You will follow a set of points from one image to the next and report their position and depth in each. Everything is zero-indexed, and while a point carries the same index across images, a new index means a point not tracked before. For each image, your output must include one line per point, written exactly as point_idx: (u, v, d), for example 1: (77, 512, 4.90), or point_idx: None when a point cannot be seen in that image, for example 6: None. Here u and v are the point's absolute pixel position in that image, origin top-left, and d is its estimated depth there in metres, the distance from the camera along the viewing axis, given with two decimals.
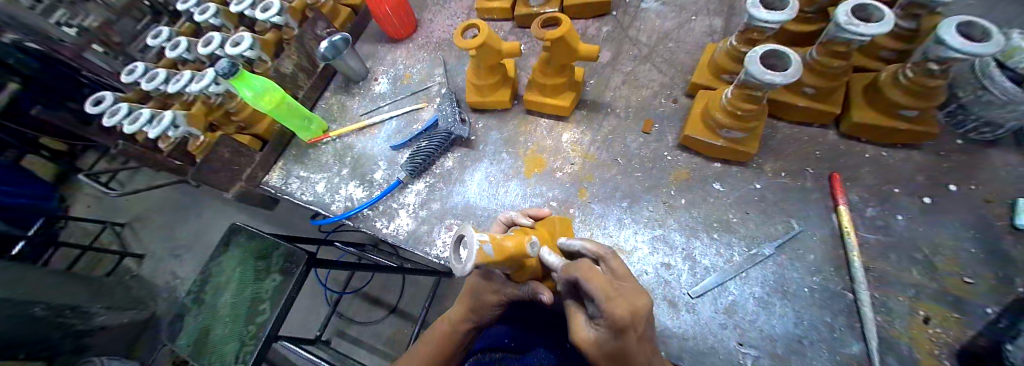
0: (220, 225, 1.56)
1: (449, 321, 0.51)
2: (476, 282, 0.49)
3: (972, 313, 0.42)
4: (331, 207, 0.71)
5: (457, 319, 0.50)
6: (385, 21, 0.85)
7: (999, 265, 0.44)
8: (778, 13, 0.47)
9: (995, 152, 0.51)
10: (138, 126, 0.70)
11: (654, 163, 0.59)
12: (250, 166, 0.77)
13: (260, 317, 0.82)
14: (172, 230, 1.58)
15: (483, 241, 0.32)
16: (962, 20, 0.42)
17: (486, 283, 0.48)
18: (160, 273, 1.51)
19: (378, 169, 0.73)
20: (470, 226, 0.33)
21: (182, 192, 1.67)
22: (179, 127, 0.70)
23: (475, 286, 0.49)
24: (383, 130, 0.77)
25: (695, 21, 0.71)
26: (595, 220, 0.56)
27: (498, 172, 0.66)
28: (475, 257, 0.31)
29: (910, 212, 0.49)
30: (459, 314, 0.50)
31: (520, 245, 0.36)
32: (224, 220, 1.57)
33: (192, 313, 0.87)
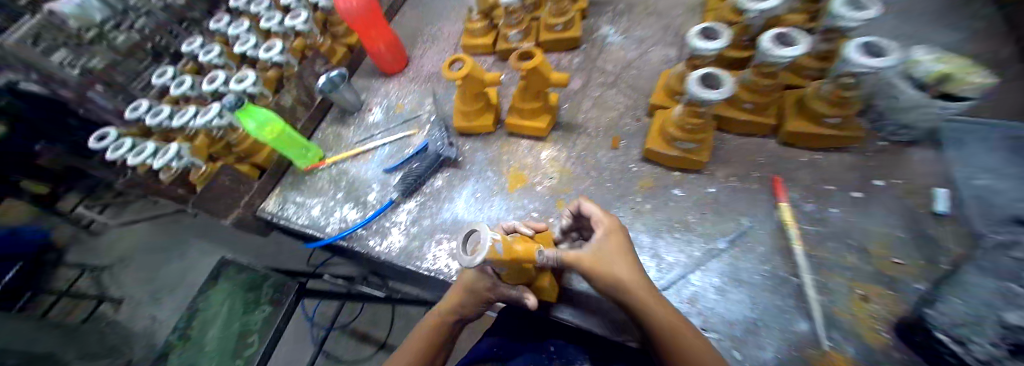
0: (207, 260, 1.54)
1: (437, 313, 0.54)
2: (471, 282, 0.52)
3: (903, 290, 0.48)
4: (326, 229, 0.75)
5: (445, 312, 0.53)
6: (379, 56, 0.94)
7: (921, 247, 0.51)
8: (712, 43, 0.56)
9: (914, 150, 0.59)
10: (142, 158, 0.74)
11: (623, 174, 0.66)
12: (248, 193, 0.81)
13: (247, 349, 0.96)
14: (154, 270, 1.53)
15: (495, 241, 0.39)
16: (865, 41, 0.50)
17: (481, 282, 0.51)
18: (137, 318, 1.40)
19: (372, 191, 0.78)
20: (487, 227, 0.39)
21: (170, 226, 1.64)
22: (185, 158, 0.75)
23: (469, 287, 0.52)
24: (376, 155, 0.83)
25: (653, 52, 0.81)
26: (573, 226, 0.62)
27: (484, 188, 0.72)
28: (487, 252, 0.37)
29: (843, 205, 0.56)
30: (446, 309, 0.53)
31: (529, 251, 0.44)
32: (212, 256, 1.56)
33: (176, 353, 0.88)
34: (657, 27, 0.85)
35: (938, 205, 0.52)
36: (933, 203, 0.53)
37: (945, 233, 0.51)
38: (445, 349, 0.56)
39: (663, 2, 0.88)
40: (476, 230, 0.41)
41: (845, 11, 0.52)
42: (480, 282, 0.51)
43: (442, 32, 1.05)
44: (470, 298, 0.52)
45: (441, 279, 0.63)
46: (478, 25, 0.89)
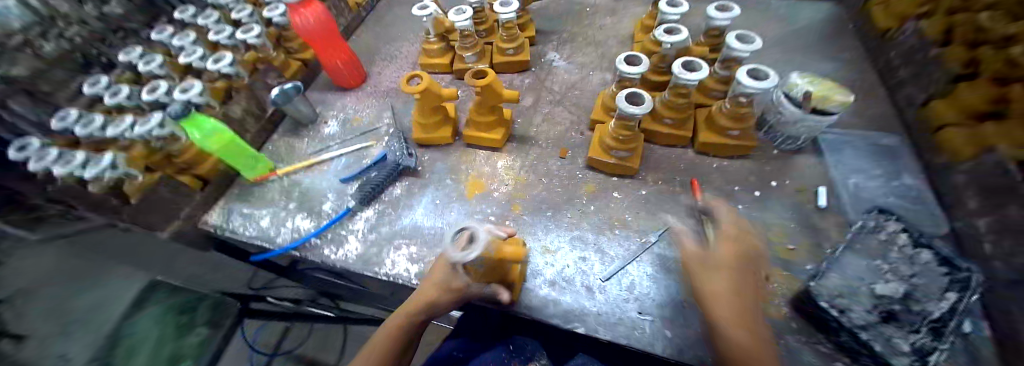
0: None
1: (403, 313, 0.53)
2: (443, 279, 0.51)
3: (796, 271, 0.58)
4: (276, 240, 0.72)
5: (411, 313, 0.52)
6: (336, 72, 0.95)
7: (808, 235, 0.62)
8: (635, 67, 0.66)
9: (800, 157, 0.72)
10: (68, 169, 0.67)
11: (570, 180, 0.73)
12: (188, 206, 0.78)
13: None
14: None
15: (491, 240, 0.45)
16: (751, 67, 0.63)
17: (453, 279, 0.50)
18: None
19: (327, 200, 0.77)
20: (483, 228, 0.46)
21: None
22: (119, 167, 0.69)
23: (442, 285, 0.51)
24: (333, 166, 0.83)
25: (593, 75, 0.91)
26: (526, 228, 0.67)
27: (442, 195, 0.75)
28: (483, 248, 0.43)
29: (748, 203, 0.67)
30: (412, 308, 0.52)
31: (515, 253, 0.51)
32: None
33: None
34: (595, 54, 0.96)
35: (819, 200, 0.65)
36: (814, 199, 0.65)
37: (824, 223, 0.63)
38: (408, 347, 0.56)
39: (602, 33, 1.00)
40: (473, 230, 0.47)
41: (738, 44, 0.65)
42: (446, 282, 0.51)
43: (401, 51, 1.09)
44: (440, 298, 0.51)
45: (399, 284, 0.64)
46: (436, 46, 0.94)
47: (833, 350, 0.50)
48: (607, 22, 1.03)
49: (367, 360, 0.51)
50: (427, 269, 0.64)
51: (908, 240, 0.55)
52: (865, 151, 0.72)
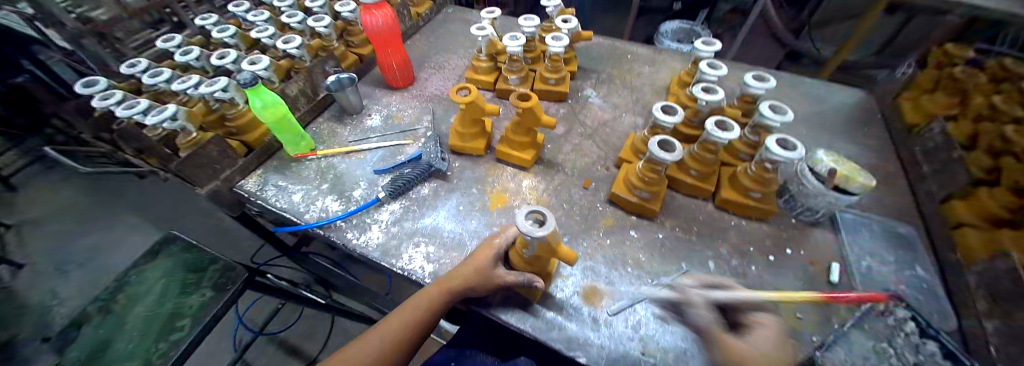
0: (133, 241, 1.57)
1: (433, 295, 0.57)
2: (478, 270, 0.57)
3: (803, 340, 0.58)
4: (304, 216, 0.76)
5: (437, 300, 0.57)
6: (388, 71, 1.02)
7: (817, 307, 0.62)
8: (671, 117, 0.70)
9: (816, 230, 0.74)
10: (132, 112, 0.74)
11: (590, 210, 0.76)
12: (229, 169, 0.80)
13: (174, 335, 0.90)
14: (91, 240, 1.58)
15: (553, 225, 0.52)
16: (779, 137, 0.66)
17: (490, 268, 0.57)
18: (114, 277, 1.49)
19: (358, 188, 0.81)
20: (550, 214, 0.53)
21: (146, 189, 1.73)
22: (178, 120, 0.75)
23: (476, 274, 0.57)
24: (369, 156, 0.88)
25: (625, 117, 0.95)
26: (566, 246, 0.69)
27: (467, 203, 0.78)
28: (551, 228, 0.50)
29: (760, 265, 0.68)
30: (435, 295, 0.57)
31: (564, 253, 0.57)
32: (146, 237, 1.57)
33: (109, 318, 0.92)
34: (630, 98, 1.00)
35: (831, 275, 0.66)
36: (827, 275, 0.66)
37: (837, 299, 0.63)
38: (428, 333, 0.59)
39: (639, 80, 1.06)
40: (538, 214, 0.54)
41: (771, 114, 0.69)
42: (488, 263, 0.57)
43: (449, 63, 1.16)
44: (472, 285, 0.56)
45: (412, 279, 0.66)
46: (484, 64, 1.01)
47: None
48: (646, 70, 1.09)
49: (387, 333, 0.55)
50: (442, 270, 0.66)
51: (916, 328, 0.58)
52: (884, 236, 0.73)
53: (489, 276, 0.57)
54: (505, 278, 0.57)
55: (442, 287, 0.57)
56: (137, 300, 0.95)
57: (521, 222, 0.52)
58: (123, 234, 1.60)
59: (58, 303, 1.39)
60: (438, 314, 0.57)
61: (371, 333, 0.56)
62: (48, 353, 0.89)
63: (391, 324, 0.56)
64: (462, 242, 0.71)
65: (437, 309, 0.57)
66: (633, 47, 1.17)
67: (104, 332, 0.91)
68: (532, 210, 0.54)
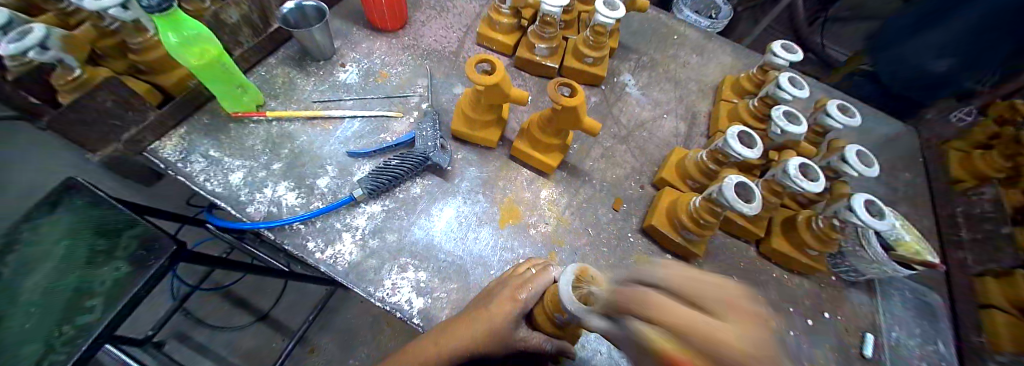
0: None
1: (434, 354, 0.43)
2: (499, 328, 0.44)
3: None
4: (245, 209, 0.55)
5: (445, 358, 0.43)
6: (373, 6, 0.75)
7: None
8: (748, 151, 0.56)
9: (854, 291, 0.67)
10: None
11: (619, 242, 0.63)
12: (136, 127, 0.56)
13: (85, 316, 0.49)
14: None
15: None
16: (867, 198, 0.55)
17: (511, 329, 0.44)
18: None
19: (324, 175, 0.60)
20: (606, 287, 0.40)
21: None
22: (51, 51, 0.47)
23: (497, 332, 0.44)
24: (342, 129, 0.65)
25: (666, 119, 0.79)
26: None
27: (472, 213, 0.61)
28: None
29: (797, 328, 0.61)
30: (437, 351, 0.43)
31: None
32: None
33: None
34: (672, 95, 0.83)
35: (866, 349, 0.60)
36: (862, 347, 0.61)
37: None
38: None
39: (684, 72, 0.88)
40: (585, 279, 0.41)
41: (855, 162, 0.58)
42: (509, 323, 0.44)
43: (455, 4, 0.89)
44: (488, 348, 0.44)
45: (397, 318, 0.51)
46: (505, 20, 0.77)
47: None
48: (693, 61, 0.91)
49: None
50: (435, 309, 0.52)
51: None
52: (916, 302, 0.68)
53: (509, 338, 0.45)
54: (528, 343, 0.45)
55: (445, 349, 0.43)
56: (25, 258, 0.54)
57: (569, 290, 0.39)
58: None
59: None
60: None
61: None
62: None
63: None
64: (463, 269, 0.56)
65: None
66: (681, 26, 0.96)
67: None
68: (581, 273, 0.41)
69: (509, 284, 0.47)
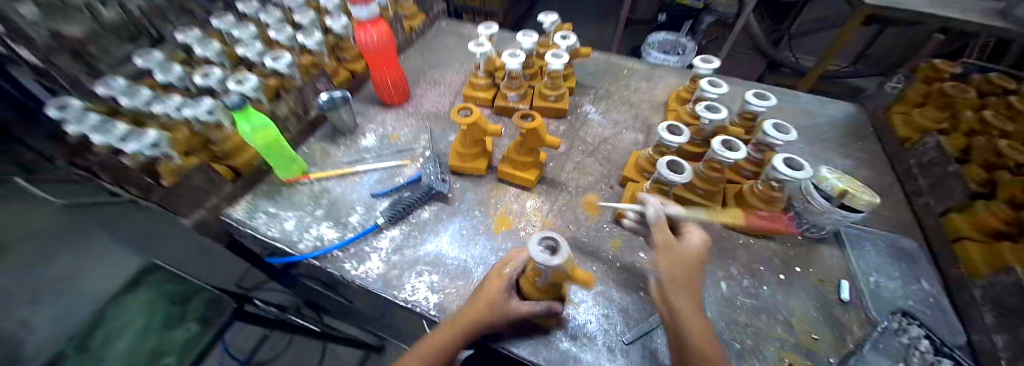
0: None
1: (453, 329, 0.54)
2: (500, 297, 0.55)
3: (822, 363, 0.58)
4: (297, 246, 0.71)
5: (463, 329, 0.53)
6: (383, 88, 0.99)
7: (829, 326, 0.62)
8: (676, 137, 0.71)
9: (824, 247, 0.74)
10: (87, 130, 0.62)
11: (596, 232, 0.75)
12: (216, 196, 0.77)
13: None
14: None
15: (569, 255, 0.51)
16: (786, 157, 0.68)
17: (506, 299, 0.55)
18: None
19: (355, 213, 0.77)
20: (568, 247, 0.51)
21: None
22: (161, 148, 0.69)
23: (497, 300, 0.55)
24: (366, 178, 0.84)
25: (626, 133, 0.95)
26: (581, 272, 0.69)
27: (471, 226, 0.75)
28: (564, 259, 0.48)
29: (771, 284, 0.68)
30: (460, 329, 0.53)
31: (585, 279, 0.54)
32: None
33: None
34: (629, 114, 1.01)
35: (842, 293, 0.66)
36: (838, 291, 0.66)
37: (850, 318, 0.63)
38: None
39: (637, 96, 1.06)
40: (550, 239, 0.52)
41: (774, 132, 0.72)
42: (502, 294, 0.55)
43: (445, 79, 1.15)
44: (494, 319, 0.53)
45: (417, 312, 0.63)
46: (483, 82, 1.01)
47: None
48: (643, 86, 1.09)
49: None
50: (448, 302, 0.64)
51: (927, 347, 0.60)
52: (887, 250, 0.73)
53: (504, 308, 0.55)
54: (522, 310, 0.55)
55: (459, 328, 0.54)
56: (112, 331, 0.66)
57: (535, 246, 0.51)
58: None
59: None
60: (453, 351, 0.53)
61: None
62: None
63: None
64: (467, 270, 0.68)
65: (449, 352, 0.52)
66: (630, 61, 1.18)
67: None
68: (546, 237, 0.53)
69: (496, 267, 0.59)
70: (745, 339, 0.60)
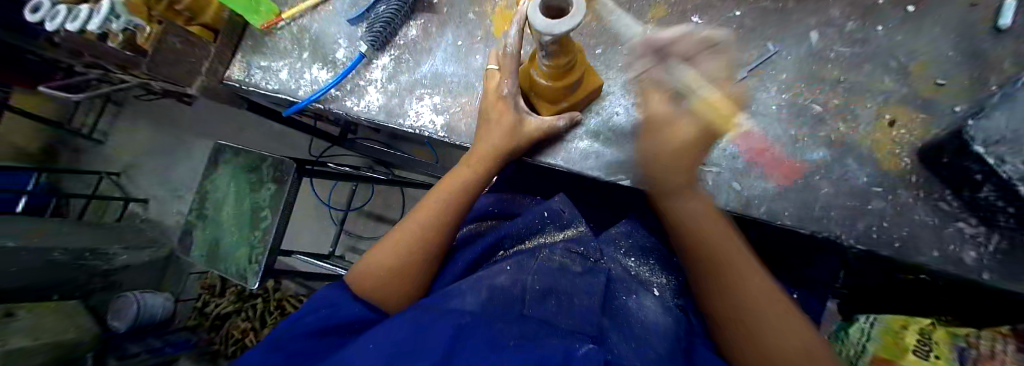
0: (195, 164, 1.98)
1: (467, 171, 0.52)
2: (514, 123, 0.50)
3: (937, 113, 0.46)
4: (297, 93, 0.68)
5: (483, 170, 0.52)
6: None
7: (968, 65, 0.45)
8: None
9: None
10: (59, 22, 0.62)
11: (630, 4, 0.57)
12: (207, 59, 0.71)
13: (263, 223, 1.06)
14: (171, 173, 2.01)
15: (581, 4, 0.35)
16: None
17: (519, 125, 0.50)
18: (166, 213, 1.99)
19: (339, 48, 0.68)
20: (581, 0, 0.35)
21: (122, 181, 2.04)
22: (122, 16, 0.64)
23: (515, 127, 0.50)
24: (338, 7, 0.71)
25: None
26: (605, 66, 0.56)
27: (465, 35, 0.62)
28: (581, 17, 0.34)
29: (889, 23, 0.49)
30: (469, 178, 0.52)
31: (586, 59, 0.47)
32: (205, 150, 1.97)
33: (198, 225, 1.15)
34: None
35: (1002, 19, 0.44)
36: (994, 14, 0.45)
37: (1001, 51, 0.45)
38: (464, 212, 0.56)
39: None
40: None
41: None
42: (513, 117, 0.50)
43: None
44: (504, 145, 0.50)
45: (426, 136, 0.60)
46: None
47: (978, 228, 0.42)
48: None
49: (424, 216, 0.52)
50: (455, 121, 0.59)
51: None
52: None
53: (520, 130, 0.50)
54: (540, 127, 0.50)
55: (473, 168, 0.52)
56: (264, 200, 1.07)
57: (538, 16, 0.36)
58: (191, 165, 1.98)
59: (170, 230, 1.93)
60: (463, 205, 0.52)
61: (396, 229, 0.53)
62: (196, 248, 1.15)
63: (410, 225, 0.52)
64: (470, 84, 0.60)
65: (462, 207, 0.52)
66: None
67: (210, 232, 1.13)
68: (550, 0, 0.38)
69: (489, 90, 0.51)
70: (830, 99, 0.48)
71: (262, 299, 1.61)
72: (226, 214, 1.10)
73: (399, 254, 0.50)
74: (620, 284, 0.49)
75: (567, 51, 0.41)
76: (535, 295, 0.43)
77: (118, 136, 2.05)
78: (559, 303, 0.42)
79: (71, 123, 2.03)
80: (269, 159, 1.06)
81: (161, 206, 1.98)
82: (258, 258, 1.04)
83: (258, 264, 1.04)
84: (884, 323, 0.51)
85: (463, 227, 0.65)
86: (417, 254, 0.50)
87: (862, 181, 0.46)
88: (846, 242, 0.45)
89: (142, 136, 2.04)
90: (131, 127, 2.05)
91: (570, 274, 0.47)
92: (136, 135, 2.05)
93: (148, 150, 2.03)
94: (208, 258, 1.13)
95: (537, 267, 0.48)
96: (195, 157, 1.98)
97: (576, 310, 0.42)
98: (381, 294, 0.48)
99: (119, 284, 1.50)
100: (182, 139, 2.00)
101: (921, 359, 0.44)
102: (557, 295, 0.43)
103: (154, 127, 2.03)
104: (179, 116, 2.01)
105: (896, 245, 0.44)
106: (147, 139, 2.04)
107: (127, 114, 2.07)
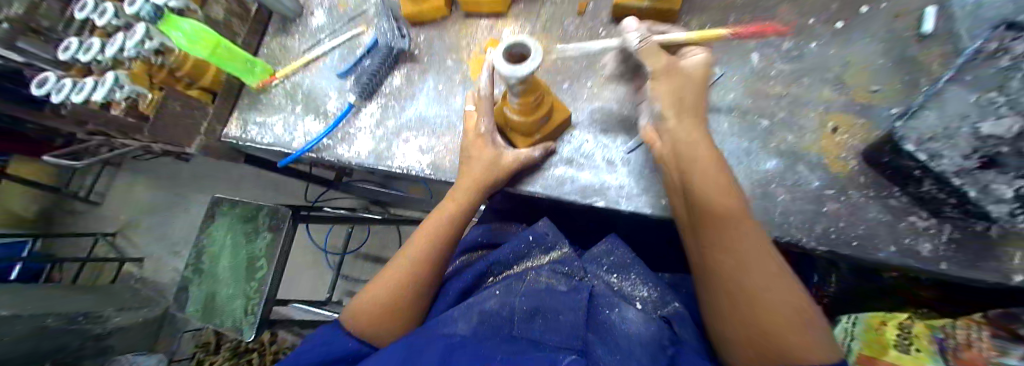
0: (192, 219, 1.99)
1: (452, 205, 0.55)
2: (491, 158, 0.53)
3: (875, 116, 0.50)
4: (291, 145, 0.73)
5: (466, 201, 0.55)
6: None
7: (896, 72, 0.51)
8: None
9: None
10: (64, 95, 0.66)
11: (591, 42, 0.63)
12: (205, 119, 0.76)
13: (258, 274, 1.06)
14: (167, 229, 2.01)
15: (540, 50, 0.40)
16: None
17: (496, 160, 0.54)
18: (161, 270, 1.97)
19: (330, 99, 0.74)
20: (537, 44, 0.40)
21: (115, 240, 2.04)
22: (125, 86, 0.68)
23: (491, 161, 0.53)
24: (327, 62, 0.77)
25: None
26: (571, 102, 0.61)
27: (445, 79, 0.68)
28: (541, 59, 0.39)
29: (823, 40, 0.55)
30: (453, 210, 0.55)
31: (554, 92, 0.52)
32: (201, 203, 1.99)
33: (194, 279, 1.15)
34: None
35: (924, 25, 0.50)
36: (915, 26, 0.51)
37: (927, 57, 0.50)
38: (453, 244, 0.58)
39: None
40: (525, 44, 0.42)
41: None
42: (488, 152, 0.54)
43: None
44: (480, 178, 0.54)
45: (413, 175, 0.63)
46: None
47: (929, 221, 0.45)
48: None
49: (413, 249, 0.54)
50: (440, 159, 0.63)
51: None
52: None
53: (498, 162, 0.54)
54: (516, 158, 0.54)
55: (457, 200, 0.55)
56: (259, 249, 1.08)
57: (503, 61, 0.41)
58: (187, 220, 1.99)
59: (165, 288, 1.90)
60: (450, 238, 0.55)
61: (386, 268, 0.55)
62: (192, 303, 1.14)
63: (403, 257, 0.54)
64: (453, 123, 0.64)
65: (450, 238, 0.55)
66: None
67: (207, 286, 1.13)
68: (513, 48, 0.43)
69: (468, 128, 0.56)
70: (776, 112, 0.53)
71: (258, 353, 1.56)
72: (223, 267, 1.11)
73: (393, 291, 0.52)
74: (604, 300, 0.50)
75: (534, 89, 0.46)
76: (523, 316, 0.45)
77: (115, 195, 2.08)
78: (546, 322, 0.44)
79: (70, 186, 2.05)
80: (265, 209, 1.09)
81: (156, 263, 1.97)
82: (254, 309, 1.03)
83: (254, 316, 1.03)
84: (864, 322, 0.53)
85: (454, 260, 0.67)
86: (407, 290, 0.52)
87: (816, 184, 0.49)
88: (810, 245, 0.48)
89: (139, 194, 2.07)
90: (129, 185, 2.08)
91: (556, 293, 0.49)
92: (132, 194, 2.07)
93: (145, 208, 2.05)
94: (204, 314, 1.12)
95: (524, 289, 0.50)
96: (192, 212, 1.99)
97: (563, 327, 0.44)
98: (378, 331, 0.50)
99: (113, 347, 1.46)
100: (179, 195, 2.02)
101: (904, 354, 0.47)
102: (545, 314, 0.45)
103: (151, 185, 2.06)
104: (176, 172, 2.05)
105: (855, 243, 0.47)
106: (143, 197, 2.06)
107: (125, 173, 2.11)
